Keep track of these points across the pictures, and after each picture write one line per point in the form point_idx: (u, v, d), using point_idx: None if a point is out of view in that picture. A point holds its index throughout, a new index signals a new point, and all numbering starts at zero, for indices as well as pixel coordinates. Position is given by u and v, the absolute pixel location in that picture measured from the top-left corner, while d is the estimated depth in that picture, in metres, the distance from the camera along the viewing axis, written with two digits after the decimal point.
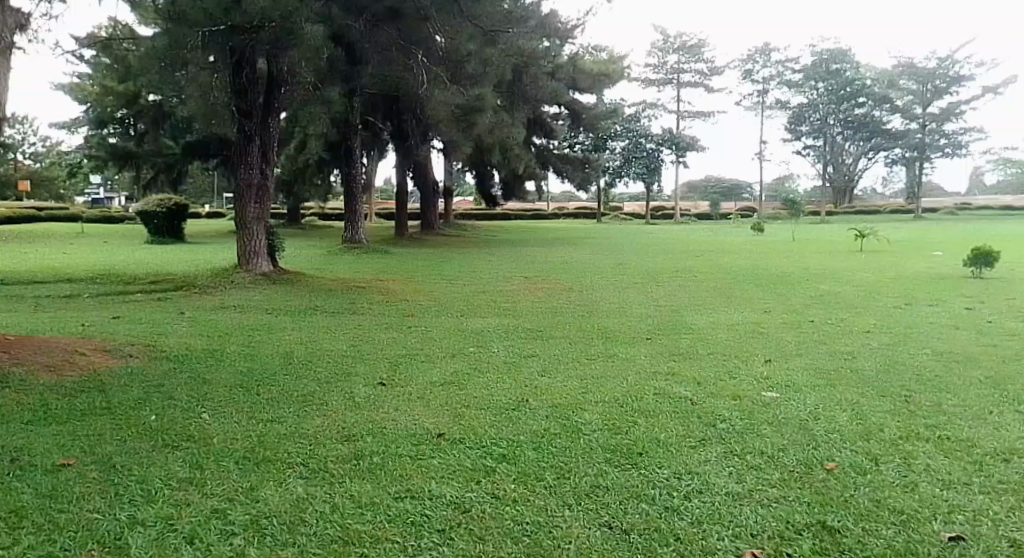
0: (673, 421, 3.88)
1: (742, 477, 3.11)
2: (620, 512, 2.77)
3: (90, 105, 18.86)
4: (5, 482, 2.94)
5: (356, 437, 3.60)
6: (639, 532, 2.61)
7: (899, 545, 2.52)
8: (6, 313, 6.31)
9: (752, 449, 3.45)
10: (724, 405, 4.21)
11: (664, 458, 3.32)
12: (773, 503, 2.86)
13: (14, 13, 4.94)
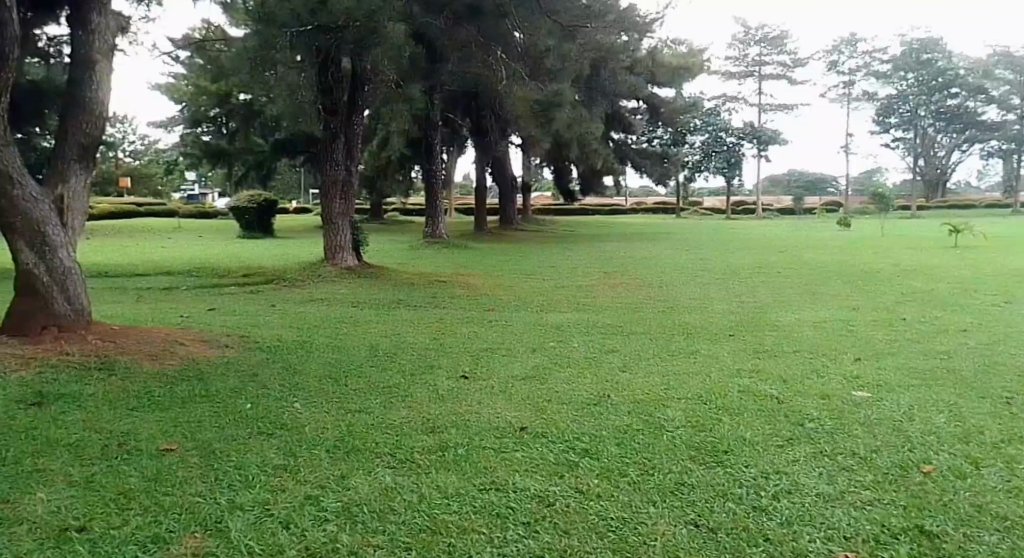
0: (759, 419, 3.72)
1: (834, 478, 2.94)
2: (707, 510, 2.67)
3: (187, 108, 19.82)
4: (113, 464, 3.08)
5: (441, 429, 3.62)
6: (727, 531, 2.50)
7: (1004, 553, 2.33)
8: (113, 303, 6.68)
9: (844, 450, 3.27)
10: (813, 404, 4.00)
11: (751, 457, 3.18)
12: (868, 505, 2.70)
13: (116, 17, 5.20)
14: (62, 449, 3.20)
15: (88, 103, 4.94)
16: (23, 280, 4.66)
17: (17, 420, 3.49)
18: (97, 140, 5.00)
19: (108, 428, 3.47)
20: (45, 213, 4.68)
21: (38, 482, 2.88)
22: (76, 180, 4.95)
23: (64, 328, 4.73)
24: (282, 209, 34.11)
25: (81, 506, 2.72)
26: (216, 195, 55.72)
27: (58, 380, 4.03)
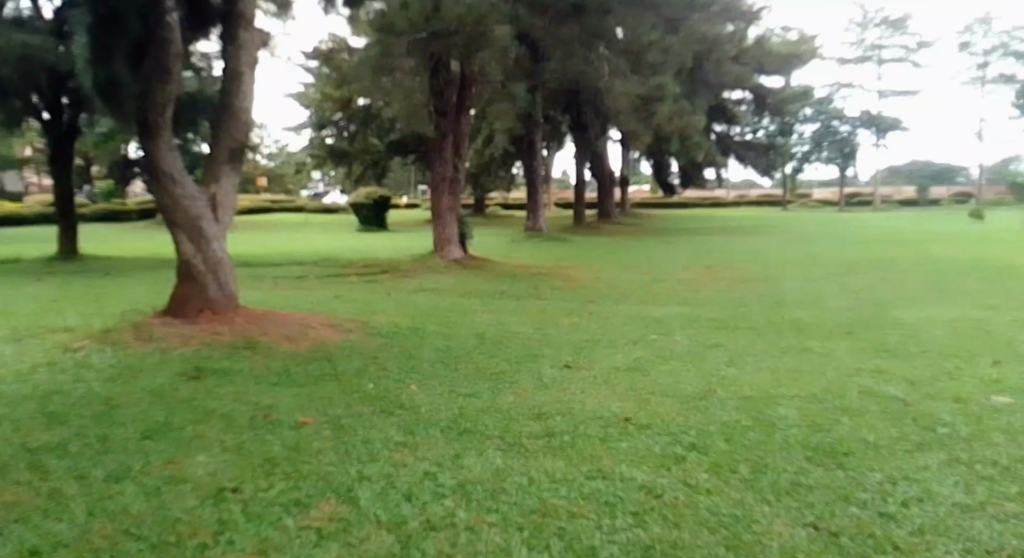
0: (885, 423, 3.64)
1: (971, 487, 2.83)
2: (828, 513, 2.62)
3: (311, 111, 20.96)
4: (259, 434, 3.43)
5: (548, 416, 3.76)
6: (851, 537, 2.39)
7: None
8: (253, 290, 7.31)
9: (983, 458, 3.15)
10: (945, 409, 3.86)
11: (876, 462, 3.13)
12: (1013, 518, 2.52)
13: (261, 33, 5.65)
14: (216, 418, 3.60)
15: (236, 111, 5.40)
16: (183, 268, 5.20)
17: (180, 391, 3.94)
18: (244, 145, 5.46)
19: (253, 401, 3.85)
20: (200, 210, 5.20)
21: (196, 447, 3.26)
22: (226, 180, 5.43)
23: (216, 310, 5.22)
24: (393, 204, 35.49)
25: (233, 470, 3.06)
26: (330, 191, 58.52)
27: (212, 356, 4.50)
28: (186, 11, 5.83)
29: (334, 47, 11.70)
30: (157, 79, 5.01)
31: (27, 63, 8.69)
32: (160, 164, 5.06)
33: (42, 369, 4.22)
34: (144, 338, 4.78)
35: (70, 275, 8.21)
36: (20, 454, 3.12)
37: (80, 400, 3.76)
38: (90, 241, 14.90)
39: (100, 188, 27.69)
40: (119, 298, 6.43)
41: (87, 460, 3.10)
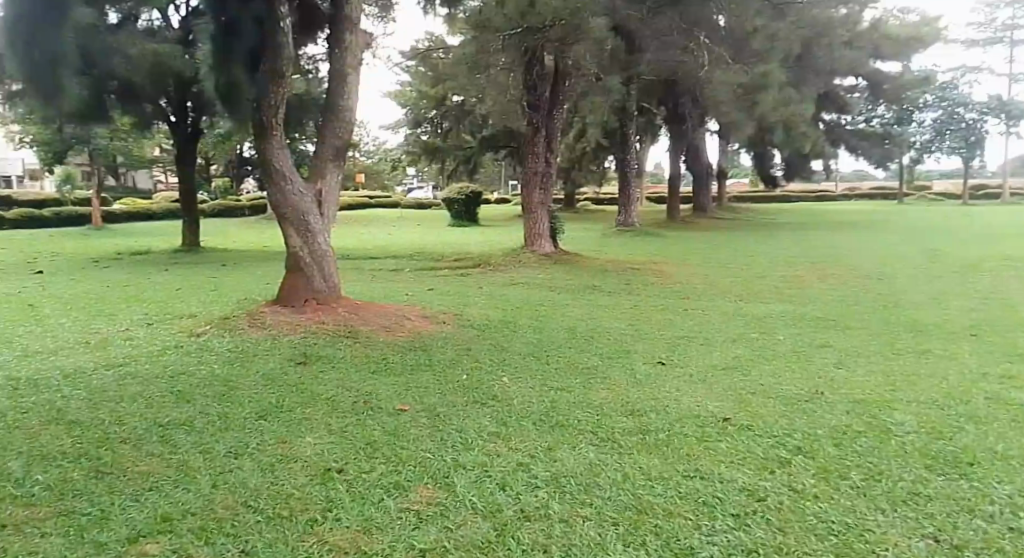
0: (1015, 432, 3.42)
1: None
2: (949, 525, 2.56)
3: (408, 109, 21.50)
4: (360, 419, 3.59)
5: (641, 413, 3.73)
6: (976, 551, 2.39)
7: None
8: (352, 281, 7.61)
9: None
10: None
11: (1005, 473, 2.96)
12: None
13: (364, 34, 5.86)
14: (321, 402, 3.80)
15: (340, 111, 5.64)
16: (291, 260, 5.49)
17: (288, 375, 4.17)
18: (349, 143, 5.69)
19: (355, 387, 4.02)
20: (307, 205, 5.46)
21: (303, 429, 3.46)
22: (331, 177, 5.69)
23: (320, 301, 5.47)
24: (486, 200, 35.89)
25: (339, 452, 3.23)
26: (426, 186, 59.73)
27: (316, 343, 4.73)
28: (297, 16, 6.14)
29: (431, 46, 11.97)
30: (270, 82, 5.32)
31: (158, 69, 9.24)
32: (272, 162, 5.36)
33: (169, 351, 4.57)
34: (256, 325, 5.09)
35: (191, 266, 8.83)
36: (152, 428, 3.43)
37: (202, 380, 4.06)
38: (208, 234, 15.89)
39: (215, 184, 29.45)
40: (233, 288, 6.84)
41: (210, 436, 3.37)
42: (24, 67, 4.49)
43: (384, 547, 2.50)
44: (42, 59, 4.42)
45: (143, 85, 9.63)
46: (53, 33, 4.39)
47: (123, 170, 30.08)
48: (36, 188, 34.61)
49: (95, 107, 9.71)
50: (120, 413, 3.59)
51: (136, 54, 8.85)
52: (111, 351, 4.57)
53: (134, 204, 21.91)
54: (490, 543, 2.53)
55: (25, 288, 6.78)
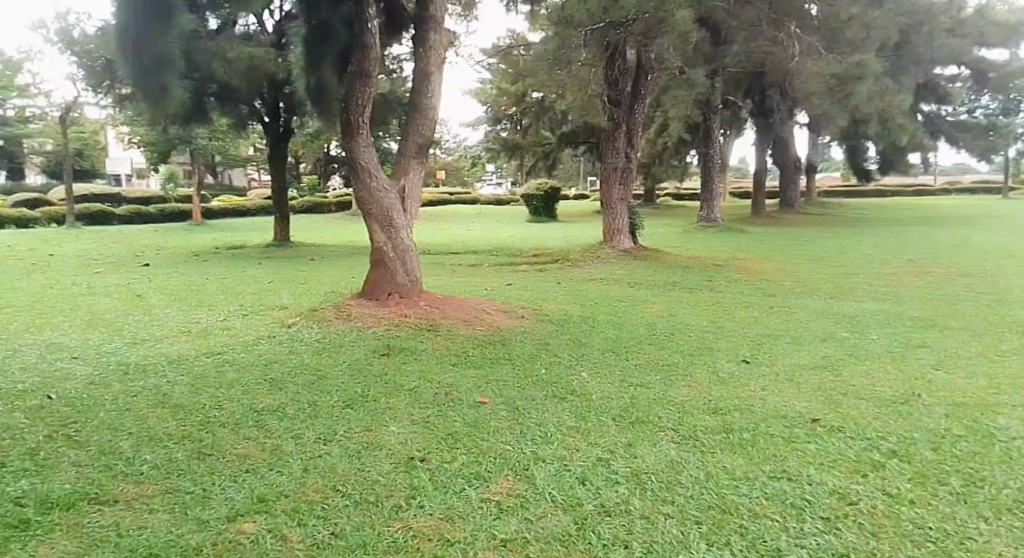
0: None
1: None
2: None
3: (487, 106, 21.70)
4: (442, 410, 3.68)
5: (724, 411, 3.67)
6: None
7: None
8: (434, 276, 7.76)
9: None
10: None
11: None
12: None
13: (447, 33, 5.96)
14: (404, 392, 3.91)
15: (423, 110, 5.76)
16: (376, 255, 5.65)
17: (372, 366, 4.30)
18: (432, 141, 5.80)
19: (436, 379, 4.12)
20: (391, 202, 5.61)
21: (388, 418, 3.57)
22: (414, 174, 5.81)
23: (403, 294, 5.61)
24: (563, 196, 35.83)
25: (422, 441, 3.32)
26: (504, 183, 60.06)
27: (400, 336, 4.86)
28: (384, 17, 6.31)
29: (512, 43, 12.06)
30: (358, 82, 5.49)
31: (253, 72, 9.64)
32: (358, 160, 5.52)
33: (263, 340, 4.79)
34: (343, 317, 5.27)
35: (281, 260, 9.21)
36: (248, 413, 3.61)
37: (293, 369, 4.25)
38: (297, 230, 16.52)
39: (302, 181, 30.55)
40: (321, 281, 7.11)
41: (301, 422, 3.52)
42: (135, 71, 4.79)
43: (467, 536, 2.56)
44: (151, 63, 4.71)
45: (239, 87, 10.07)
46: (161, 39, 4.67)
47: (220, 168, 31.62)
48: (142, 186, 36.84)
49: (196, 110, 10.26)
50: (219, 398, 3.80)
51: (233, 57, 9.29)
52: (211, 339, 4.83)
53: (228, 200, 23.01)
54: (571, 537, 2.56)
55: (135, 279, 7.25)
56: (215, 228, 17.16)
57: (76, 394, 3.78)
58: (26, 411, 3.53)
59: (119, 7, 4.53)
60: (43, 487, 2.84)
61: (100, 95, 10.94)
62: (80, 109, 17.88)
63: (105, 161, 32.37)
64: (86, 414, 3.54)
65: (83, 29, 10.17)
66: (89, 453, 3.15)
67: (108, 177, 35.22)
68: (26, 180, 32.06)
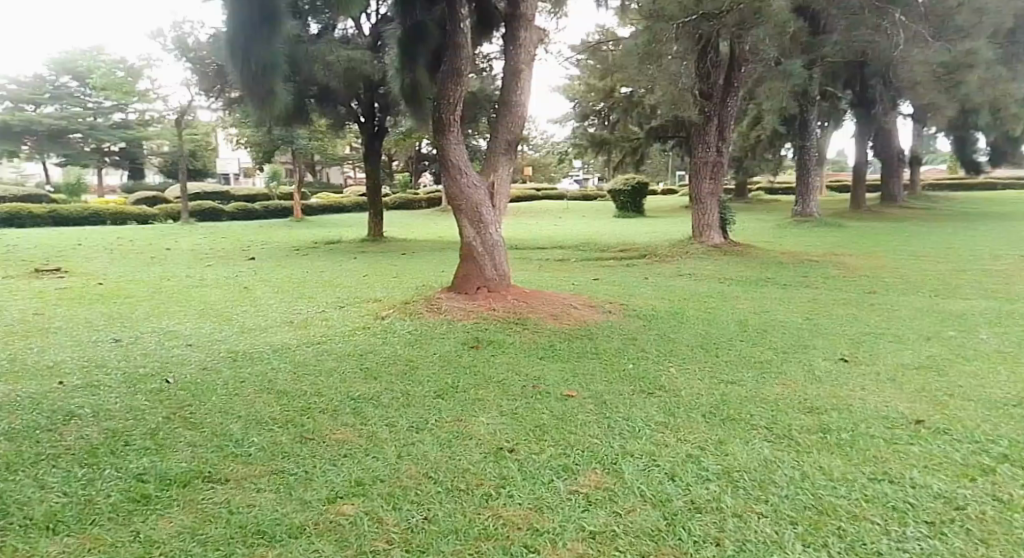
0: None
1: None
2: None
3: (574, 102, 21.68)
4: (531, 402, 3.74)
5: (821, 410, 3.57)
6: None
7: None
8: (521, 270, 7.85)
9: None
10: None
11: None
12: None
13: (537, 30, 6.01)
14: (493, 384, 3.99)
15: (513, 107, 5.83)
16: (465, 250, 5.77)
17: (463, 358, 4.41)
18: (520, 137, 5.87)
19: (524, 372, 4.19)
20: (480, 198, 5.72)
21: (478, 409, 3.67)
22: (503, 170, 5.90)
23: (491, 288, 5.71)
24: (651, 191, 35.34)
25: (511, 432, 3.39)
26: (590, 178, 59.76)
27: (488, 329, 4.96)
28: (475, 16, 6.42)
29: (602, 38, 12.02)
30: (449, 81, 5.61)
31: (350, 74, 10.00)
32: (448, 157, 5.66)
33: (359, 331, 4.99)
34: (434, 310, 5.41)
35: (376, 254, 9.52)
36: (345, 401, 3.78)
37: (387, 359, 4.42)
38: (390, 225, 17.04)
39: (393, 178, 31.41)
40: (412, 275, 7.32)
41: (394, 410, 3.66)
42: (244, 75, 5.07)
43: (556, 526, 2.61)
44: (259, 68, 4.98)
45: (336, 88, 10.45)
46: (267, 45, 4.92)
47: (316, 166, 32.95)
48: (248, 185, 38.96)
49: (297, 111, 10.74)
50: (319, 385, 4.00)
51: (332, 61, 9.67)
52: (312, 329, 5.08)
53: (325, 197, 23.95)
54: (660, 531, 2.57)
55: (243, 272, 7.68)
56: (311, 223, 17.92)
57: (192, 378, 4.06)
58: (148, 394, 3.83)
59: (229, 16, 4.80)
60: (162, 465, 3.07)
61: (211, 99, 11.61)
62: (192, 112, 19.02)
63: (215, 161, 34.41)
64: (200, 398, 3.80)
65: (196, 37, 10.81)
66: (202, 434, 3.37)
67: (218, 175, 37.32)
68: (146, 179, 34.54)
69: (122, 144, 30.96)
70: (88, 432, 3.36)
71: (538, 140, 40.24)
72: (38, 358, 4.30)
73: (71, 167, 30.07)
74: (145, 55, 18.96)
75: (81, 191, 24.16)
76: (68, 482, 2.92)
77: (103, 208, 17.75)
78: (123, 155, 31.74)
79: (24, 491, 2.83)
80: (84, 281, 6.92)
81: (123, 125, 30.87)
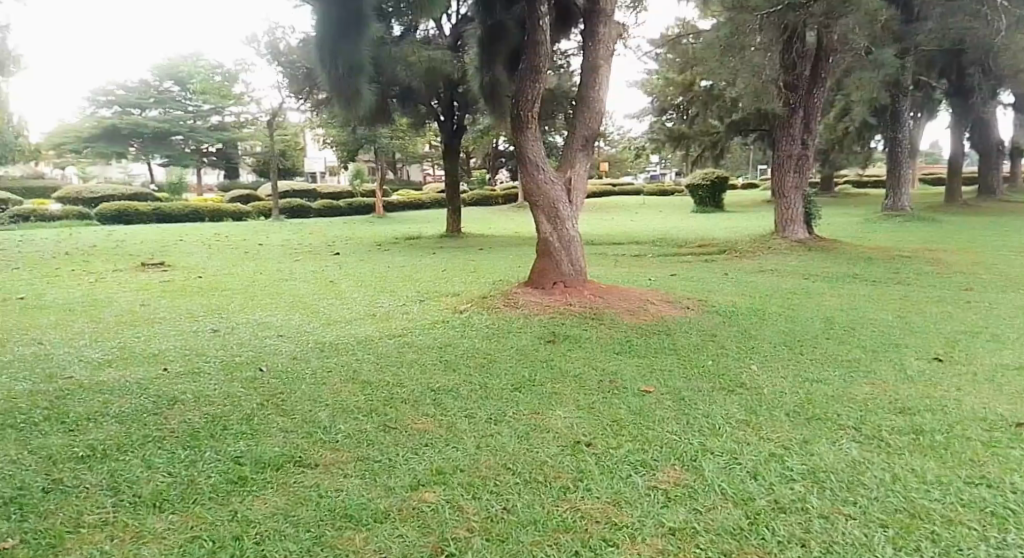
0: None
1: None
2: None
3: (653, 97, 21.39)
4: (608, 397, 3.75)
5: (913, 411, 3.45)
6: None
7: None
8: (597, 266, 7.84)
9: None
10: None
11: None
12: None
13: (616, 25, 5.98)
14: (570, 379, 4.02)
15: (591, 103, 5.84)
16: (542, 245, 5.82)
17: (540, 351, 4.46)
18: (598, 133, 5.87)
19: (601, 367, 4.20)
20: (557, 194, 5.75)
21: (555, 402, 3.71)
22: (580, 166, 5.91)
23: (568, 284, 5.73)
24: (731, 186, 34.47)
25: (588, 426, 3.42)
26: (668, 173, 58.79)
27: (565, 324, 4.99)
28: (555, 13, 6.44)
29: (682, 31, 11.84)
30: (527, 78, 5.67)
31: (431, 74, 10.20)
32: (526, 154, 5.72)
33: (438, 325, 5.11)
34: (511, 305, 5.48)
35: (454, 249, 9.68)
36: (426, 393, 3.88)
37: (466, 352, 4.51)
38: (467, 221, 17.29)
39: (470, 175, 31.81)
40: (489, 270, 7.41)
41: (473, 402, 3.74)
42: (332, 77, 5.26)
43: (634, 521, 2.63)
44: (345, 70, 5.16)
45: (417, 88, 10.68)
46: (353, 47, 5.10)
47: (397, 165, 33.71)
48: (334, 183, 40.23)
49: (380, 111, 11.04)
50: (400, 376, 4.12)
51: (413, 61, 9.90)
52: (394, 322, 5.24)
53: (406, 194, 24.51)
54: (743, 530, 2.55)
55: (328, 267, 7.96)
56: (392, 220, 18.36)
57: (283, 367, 4.26)
58: (243, 381, 4.04)
59: (318, 20, 4.99)
60: (257, 449, 3.24)
61: (300, 100, 12.06)
62: (283, 113, 19.79)
63: (303, 160, 35.72)
64: (290, 386, 3.98)
65: (287, 41, 11.26)
66: (293, 421, 3.54)
67: (305, 174, 38.67)
68: (240, 178, 36.21)
69: (219, 145, 32.58)
70: (190, 416, 3.58)
71: (616, 135, 39.79)
72: (146, 346, 4.60)
73: (172, 167, 31.84)
74: (240, 60, 19.82)
75: (181, 190, 25.56)
76: (172, 463, 3.11)
77: (202, 206, 18.70)
78: (220, 156, 33.38)
79: (132, 470, 3.04)
80: (186, 274, 7.33)
81: (220, 127, 32.45)
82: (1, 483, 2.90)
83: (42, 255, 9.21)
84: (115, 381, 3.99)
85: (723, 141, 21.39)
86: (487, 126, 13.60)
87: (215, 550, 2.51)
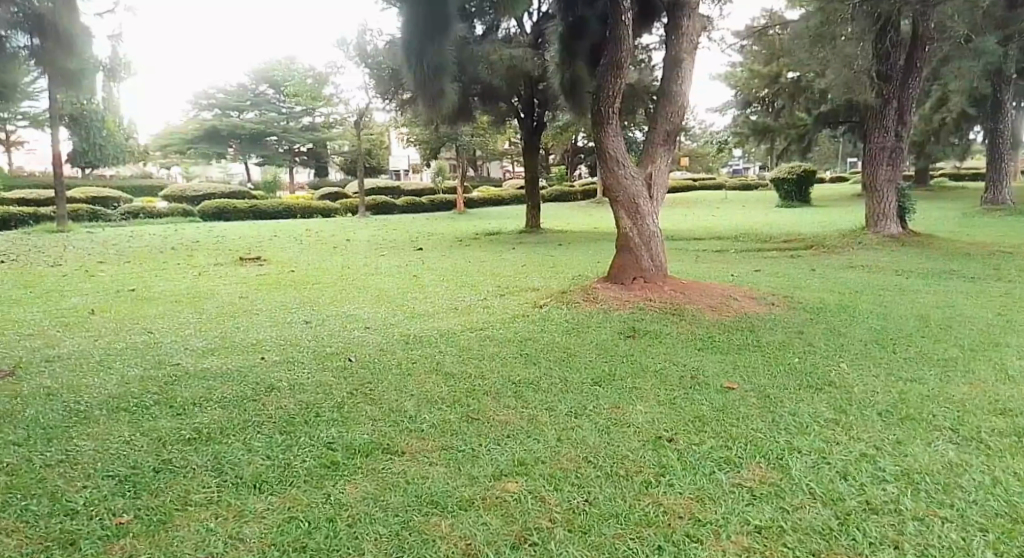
0: None
1: None
2: None
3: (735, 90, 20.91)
4: (691, 394, 3.72)
5: (1014, 413, 3.28)
6: None
7: None
8: (677, 261, 7.75)
9: None
10: None
11: None
12: None
13: (700, 17, 5.90)
14: (649, 374, 4.02)
15: (672, 96, 5.79)
16: (621, 241, 5.80)
17: (620, 346, 4.48)
18: (680, 127, 5.82)
19: (682, 362, 4.18)
20: (637, 189, 5.74)
21: (635, 397, 3.71)
22: (661, 161, 5.87)
23: (648, 279, 5.69)
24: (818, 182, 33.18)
25: (669, 422, 3.41)
26: (752, 168, 57.10)
27: (645, 319, 4.99)
28: (638, 7, 6.40)
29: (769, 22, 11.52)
30: (609, 74, 5.67)
31: (511, 72, 10.30)
32: (606, 149, 5.73)
33: (518, 319, 5.18)
34: (591, 300, 5.49)
35: (533, 244, 9.75)
36: (507, 385, 3.97)
37: (547, 345, 4.58)
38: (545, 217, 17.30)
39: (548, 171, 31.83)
40: (567, 265, 7.44)
41: (554, 395, 3.79)
42: (418, 78, 5.41)
43: (718, 518, 2.62)
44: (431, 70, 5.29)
45: (498, 86, 10.80)
46: (438, 46, 5.22)
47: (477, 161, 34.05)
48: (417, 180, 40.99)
49: (461, 110, 11.22)
50: (482, 368, 4.22)
51: (495, 60, 10.03)
52: (476, 315, 5.35)
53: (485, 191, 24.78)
54: (833, 531, 2.50)
55: (410, 261, 8.15)
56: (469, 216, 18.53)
57: (371, 358, 4.42)
58: (335, 370, 4.22)
59: (405, 23, 5.13)
60: (347, 436, 3.38)
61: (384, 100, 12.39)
62: (368, 113, 20.36)
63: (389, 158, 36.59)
64: (378, 376, 4.13)
65: (374, 43, 11.60)
66: (380, 410, 3.68)
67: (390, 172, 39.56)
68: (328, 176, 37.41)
69: (308, 146, 33.76)
70: (287, 403, 3.77)
71: (697, 129, 38.95)
72: (247, 336, 4.86)
73: (268, 166, 33.26)
74: (330, 63, 20.53)
75: (274, 188, 26.72)
76: (270, 447, 3.29)
77: (293, 204, 19.44)
78: (310, 155, 34.58)
79: (235, 452, 3.23)
80: (279, 268, 7.68)
81: (311, 127, 33.64)
82: (117, 461, 3.13)
83: (152, 249, 9.82)
84: (217, 368, 4.24)
85: (809, 133, 20.68)
86: (565, 122, 13.61)
87: (312, 530, 2.65)
